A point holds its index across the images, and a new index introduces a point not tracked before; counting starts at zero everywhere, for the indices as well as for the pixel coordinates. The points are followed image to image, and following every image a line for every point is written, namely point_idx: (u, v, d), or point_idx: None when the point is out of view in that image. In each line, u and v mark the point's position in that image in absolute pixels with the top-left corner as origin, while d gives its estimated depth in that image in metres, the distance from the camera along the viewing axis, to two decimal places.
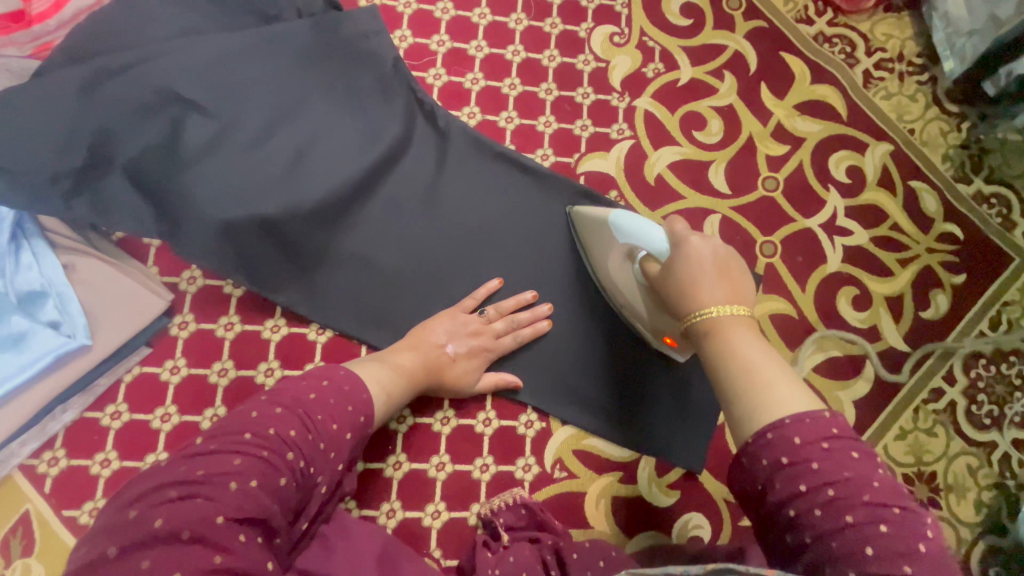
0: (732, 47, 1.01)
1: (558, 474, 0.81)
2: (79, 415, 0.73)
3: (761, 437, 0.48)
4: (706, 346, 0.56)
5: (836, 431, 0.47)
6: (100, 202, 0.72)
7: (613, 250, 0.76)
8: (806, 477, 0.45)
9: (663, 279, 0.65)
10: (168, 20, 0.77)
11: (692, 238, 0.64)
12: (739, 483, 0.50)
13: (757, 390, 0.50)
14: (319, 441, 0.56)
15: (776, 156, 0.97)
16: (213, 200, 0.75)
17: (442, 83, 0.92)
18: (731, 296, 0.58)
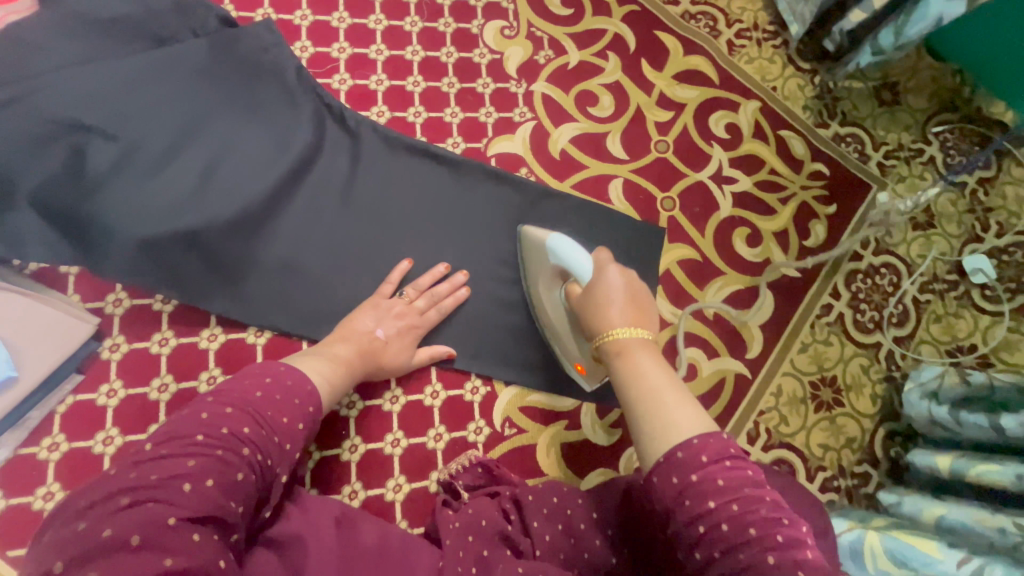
0: (612, 30, 1.12)
1: (508, 431, 0.86)
2: (13, 452, 0.71)
3: (670, 455, 0.52)
4: (622, 374, 0.62)
5: (735, 450, 0.52)
6: (6, 235, 0.71)
7: (543, 275, 0.84)
8: (712, 495, 0.49)
9: (583, 304, 0.73)
10: (59, 50, 0.75)
11: (610, 267, 0.74)
12: (654, 503, 0.53)
13: (658, 411, 0.56)
14: (274, 436, 0.59)
15: (663, 122, 1.08)
16: (127, 219, 0.75)
17: (348, 87, 0.96)
18: (636, 325, 0.66)
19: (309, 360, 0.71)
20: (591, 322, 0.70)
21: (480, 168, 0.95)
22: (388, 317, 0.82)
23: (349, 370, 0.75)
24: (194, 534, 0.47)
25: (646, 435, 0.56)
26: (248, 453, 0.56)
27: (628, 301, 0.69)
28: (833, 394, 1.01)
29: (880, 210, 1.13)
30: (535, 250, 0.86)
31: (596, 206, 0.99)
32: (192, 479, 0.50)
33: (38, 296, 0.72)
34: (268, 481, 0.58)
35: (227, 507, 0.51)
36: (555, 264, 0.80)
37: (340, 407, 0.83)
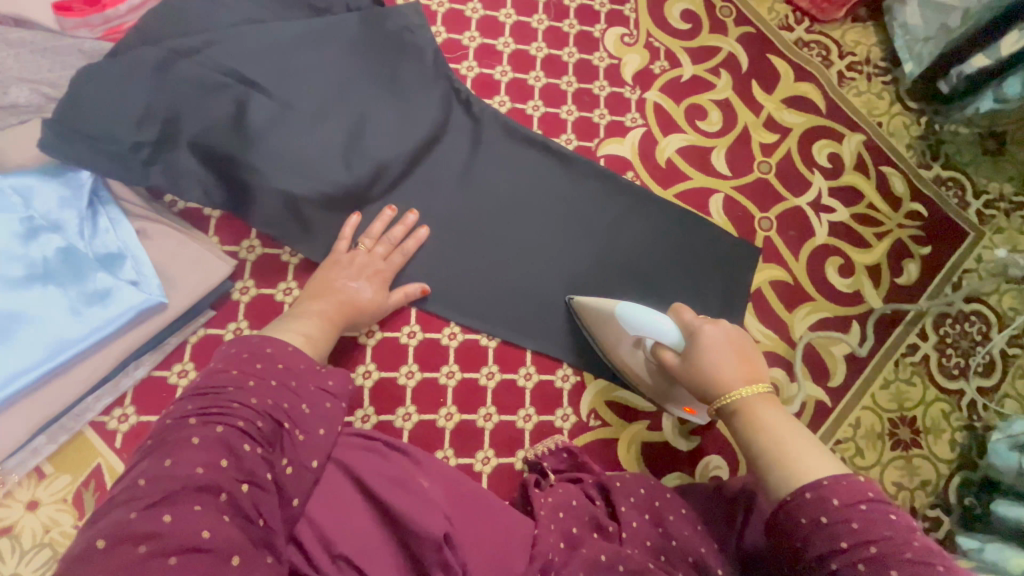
0: (726, 49, 1.14)
1: (593, 422, 0.89)
2: (149, 372, 0.76)
3: (796, 499, 0.55)
4: (747, 429, 0.63)
5: (872, 494, 0.53)
6: (173, 174, 0.76)
7: (618, 340, 0.81)
8: (846, 536, 0.50)
9: (683, 371, 0.70)
10: (234, 11, 0.81)
11: (705, 327, 0.70)
12: (780, 539, 0.56)
13: (786, 461, 0.58)
14: (231, 386, 0.55)
15: (768, 143, 1.09)
16: (275, 172, 0.80)
17: (474, 74, 1.00)
18: (749, 377, 0.66)
19: (286, 326, 0.72)
20: (705, 388, 0.67)
21: (591, 166, 0.98)
22: (362, 271, 0.83)
23: (329, 325, 0.76)
24: (161, 515, 0.44)
25: (777, 484, 0.57)
26: (206, 421, 0.51)
27: (738, 355, 0.67)
28: (912, 435, 1.00)
29: (976, 258, 1.12)
30: (602, 317, 0.83)
31: (697, 217, 1.00)
32: (156, 468, 0.47)
33: (187, 234, 0.78)
34: (255, 426, 0.53)
35: (201, 474, 0.47)
36: (633, 333, 0.77)
37: (439, 376, 0.86)
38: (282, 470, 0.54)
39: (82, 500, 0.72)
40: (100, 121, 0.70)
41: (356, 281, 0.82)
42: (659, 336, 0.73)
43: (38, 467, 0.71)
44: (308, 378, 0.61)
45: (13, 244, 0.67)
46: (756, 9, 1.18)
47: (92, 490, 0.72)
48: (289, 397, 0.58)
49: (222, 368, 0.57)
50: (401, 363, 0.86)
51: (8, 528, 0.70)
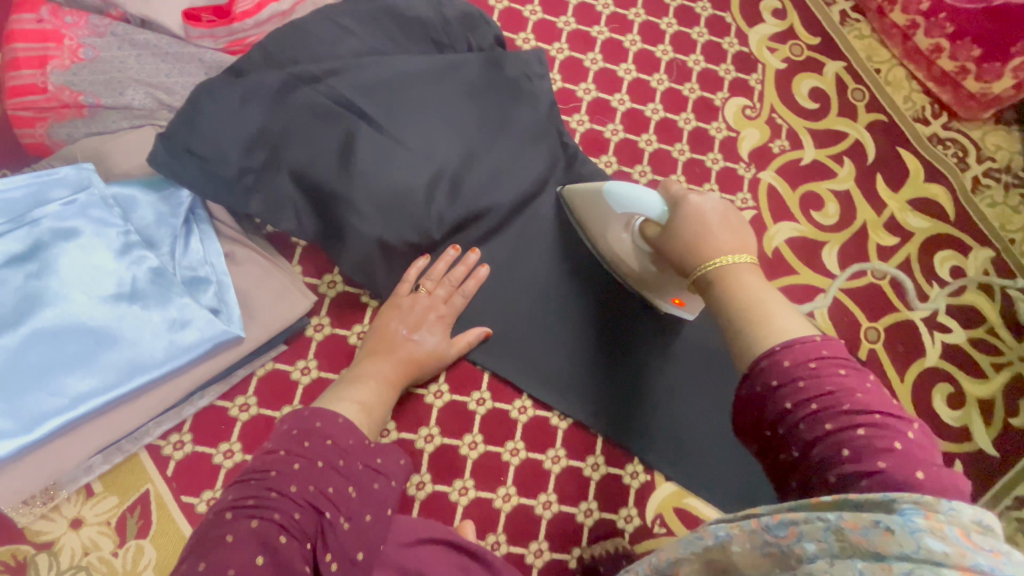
0: (854, 136, 1.05)
1: (657, 529, 0.80)
2: (212, 401, 0.73)
3: (760, 364, 0.50)
4: (716, 288, 0.58)
5: (827, 352, 0.48)
6: (271, 201, 0.73)
7: (606, 223, 0.77)
8: (792, 394, 0.47)
9: (664, 243, 0.66)
10: (360, 40, 0.79)
11: (690, 196, 0.65)
12: (741, 413, 0.53)
13: (755, 321, 0.52)
14: (274, 469, 0.53)
15: (886, 246, 1.00)
16: (371, 210, 0.75)
17: (584, 128, 0.95)
18: (735, 248, 0.60)
19: (343, 392, 0.69)
20: (685, 253, 0.62)
21: None
22: (420, 323, 0.78)
23: (389, 388, 0.72)
24: None
25: (744, 346, 0.52)
26: (243, 511, 0.50)
27: (720, 227, 0.62)
28: None
29: None
30: (589, 199, 0.78)
31: None
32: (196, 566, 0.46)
33: (274, 264, 0.74)
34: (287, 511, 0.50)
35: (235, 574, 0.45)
36: (619, 211, 0.72)
37: (502, 452, 0.80)
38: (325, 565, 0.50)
39: (124, 525, 0.69)
40: (213, 139, 0.69)
41: (413, 333, 0.77)
42: (645, 211, 0.69)
43: (89, 484, 0.69)
44: (358, 455, 0.57)
45: (107, 258, 0.64)
46: (892, 97, 1.09)
47: (136, 517, 0.69)
48: (335, 478, 0.54)
49: (271, 451, 0.55)
50: (466, 431, 0.80)
51: (49, 543, 0.67)
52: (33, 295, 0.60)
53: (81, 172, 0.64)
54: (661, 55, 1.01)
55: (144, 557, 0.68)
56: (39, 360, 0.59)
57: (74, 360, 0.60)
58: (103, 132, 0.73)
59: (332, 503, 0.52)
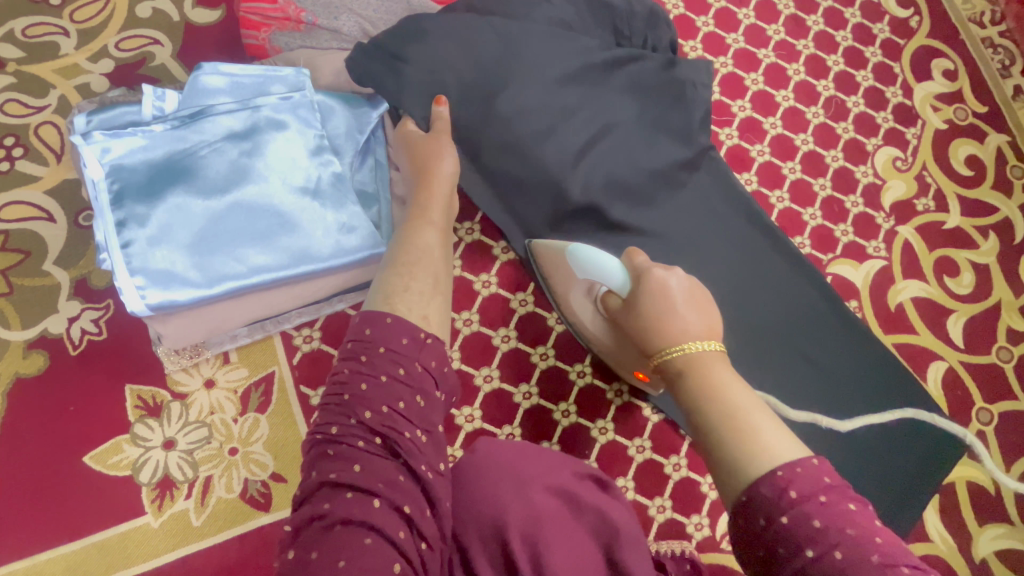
0: (1005, 212, 1.01)
1: (725, 545, 0.80)
2: (346, 308, 0.78)
3: (757, 495, 0.44)
4: (690, 383, 0.53)
5: (828, 480, 0.43)
6: None
7: (571, 285, 0.75)
8: (813, 541, 0.40)
9: (628, 315, 0.63)
10: (554, 11, 0.83)
11: (652, 268, 0.64)
12: (745, 549, 0.44)
13: (743, 435, 0.47)
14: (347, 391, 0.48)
15: (1018, 331, 0.95)
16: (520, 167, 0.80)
17: (731, 143, 0.96)
18: (705, 328, 0.57)
19: (401, 277, 0.59)
20: (653, 341, 0.59)
21: (818, 282, 0.91)
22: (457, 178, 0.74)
23: (441, 231, 0.68)
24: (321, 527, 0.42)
25: (731, 475, 0.46)
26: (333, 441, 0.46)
27: (691, 306, 0.59)
28: None
29: None
30: (555, 257, 0.76)
31: (911, 379, 0.89)
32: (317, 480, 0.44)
33: None
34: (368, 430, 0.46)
35: (345, 487, 0.43)
36: (581, 276, 0.70)
37: (592, 427, 0.81)
38: (424, 475, 0.46)
39: (248, 397, 0.75)
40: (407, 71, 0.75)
41: (445, 166, 0.72)
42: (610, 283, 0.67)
43: (227, 352, 0.75)
44: (414, 353, 0.50)
45: (303, 154, 0.70)
46: None
47: (259, 393, 0.75)
48: (402, 390, 0.48)
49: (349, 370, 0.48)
50: (561, 398, 0.82)
51: (184, 394, 0.74)
52: (241, 170, 0.67)
53: (299, 76, 0.71)
54: (821, 89, 1.01)
55: (258, 430, 0.74)
56: (232, 227, 0.66)
57: (259, 236, 0.67)
58: (316, 48, 0.81)
59: (406, 422, 0.47)
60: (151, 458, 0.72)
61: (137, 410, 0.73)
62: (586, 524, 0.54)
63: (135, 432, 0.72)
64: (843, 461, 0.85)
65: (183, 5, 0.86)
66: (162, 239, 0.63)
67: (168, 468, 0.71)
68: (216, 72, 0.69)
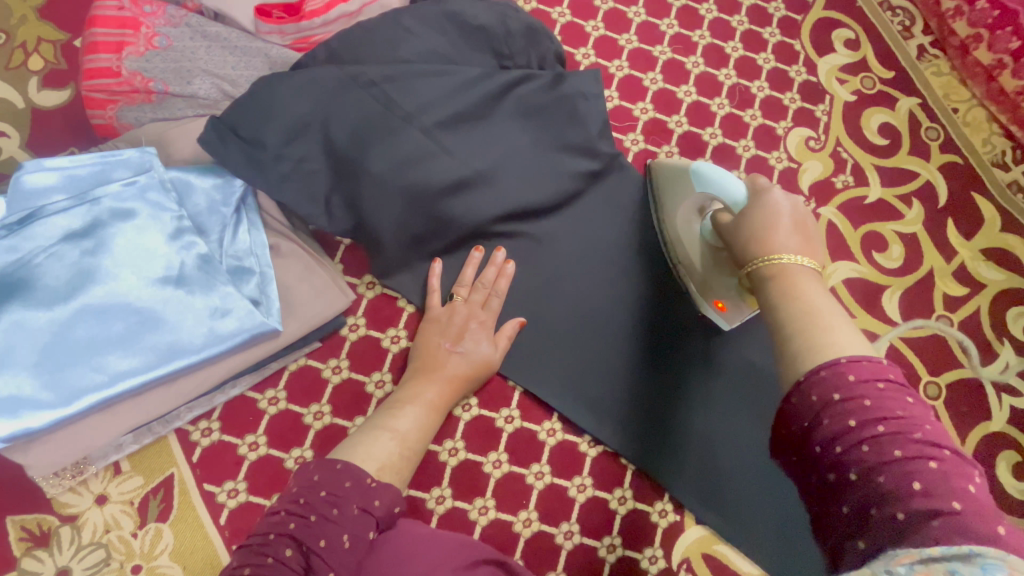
0: (925, 176, 0.99)
1: (683, 574, 0.76)
2: (243, 391, 0.73)
3: (816, 374, 0.43)
4: (769, 286, 0.51)
5: (894, 374, 0.43)
6: (308, 192, 0.73)
7: (682, 204, 0.77)
8: (856, 412, 0.41)
9: (729, 227, 0.62)
10: (422, 43, 0.78)
11: (771, 189, 0.60)
12: (784, 423, 0.46)
13: (812, 329, 0.45)
14: (273, 532, 0.47)
15: (954, 296, 0.93)
16: (401, 211, 0.76)
17: (638, 148, 0.92)
18: (803, 249, 0.52)
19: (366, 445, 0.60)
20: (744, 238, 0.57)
21: None
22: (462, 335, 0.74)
23: (430, 412, 0.68)
24: None
25: (787, 358, 0.45)
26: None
27: (790, 229, 0.54)
28: None
29: None
30: (675, 176, 0.79)
31: None
32: None
33: (317, 262, 0.74)
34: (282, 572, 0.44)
35: None
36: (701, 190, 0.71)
37: (527, 474, 0.77)
38: None
39: (146, 507, 0.69)
40: (263, 129, 0.70)
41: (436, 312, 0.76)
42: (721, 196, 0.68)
43: (117, 462, 0.69)
44: (354, 497, 0.50)
45: (159, 241, 0.65)
46: (970, 139, 1.02)
47: (158, 500, 0.69)
48: (330, 530, 0.47)
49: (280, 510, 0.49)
50: (492, 448, 0.77)
51: (73, 516, 0.67)
52: (87, 271, 0.61)
53: (143, 155, 0.66)
54: (723, 79, 0.98)
55: (162, 541, 0.68)
56: (84, 335, 0.60)
57: (117, 339, 0.61)
58: (170, 119, 0.75)
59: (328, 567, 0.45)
60: None
61: (22, 542, 0.66)
62: None
63: (22, 567, 0.66)
64: None
65: (27, 90, 0.80)
66: (2, 363, 0.57)
67: None
68: (42, 168, 0.62)
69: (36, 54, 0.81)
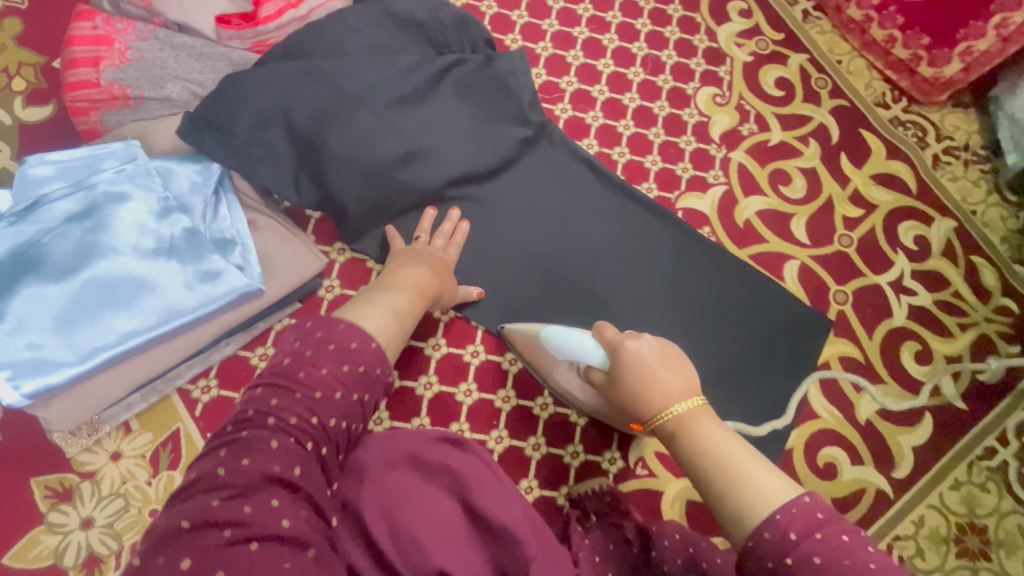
0: (818, 119, 1.14)
1: (640, 471, 0.87)
2: (235, 350, 0.82)
3: (762, 538, 0.49)
4: (679, 442, 0.60)
5: (823, 515, 0.48)
6: (276, 171, 0.83)
7: (555, 368, 0.81)
8: (812, 574, 0.44)
9: (609, 388, 0.69)
10: (366, 37, 0.90)
11: (626, 340, 0.68)
12: (746, 569, 0.50)
13: (737, 484, 0.53)
14: (256, 409, 0.49)
15: (852, 217, 1.08)
16: (360, 182, 0.86)
17: (567, 116, 1.05)
18: (684, 389, 0.63)
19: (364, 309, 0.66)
20: (641, 411, 0.64)
21: (670, 218, 1.01)
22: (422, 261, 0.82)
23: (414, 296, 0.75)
24: (280, 520, 0.43)
25: (728, 514, 0.52)
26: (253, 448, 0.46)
27: (667, 371, 0.64)
28: (980, 544, 0.93)
29: None
30: (533, 342, 0.82)
31: (768, 281, 1.00)
32: (245, 463, 0.45)
33: (291, 233, 0.85)
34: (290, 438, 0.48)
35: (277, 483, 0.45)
36: (561, 357, 0.76)
37: (495, 399, 0.89)
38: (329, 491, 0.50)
39: (157, 458, 0.78)
40: (232, 120, 0.80)
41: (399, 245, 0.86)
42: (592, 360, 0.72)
43: (127, 422, 0.78)
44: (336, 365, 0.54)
45: (149, 219, 0.74)
46: (854, 84, 1.19)
47: (168, 452, 0.78)
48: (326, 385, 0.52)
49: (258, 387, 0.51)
50: (462, 380, 0.90)
51: (91, 472, 0.76)
52: (89, 247, 0.71)
53: (128, 147, 0.75)
54: (637, 51, 1.12)
55: (175, 486, 0.77)
56: (90, 302, 0.69)
57: (119, 303, 0.70)
58: (148, 119, 0.85)
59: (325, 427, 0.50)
60: (72, 541, 0.73)
61: (47, 499, 0.74)
62: (445, 484, 0.62)
63: (49, 520, 0.73)
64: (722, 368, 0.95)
65: (12, 108, 0.89)
66: (22, 329, 0.67)
67: (91, 546, 0.73)
68: (44, 162, 0.73)
69: (18, 76, 0.90)
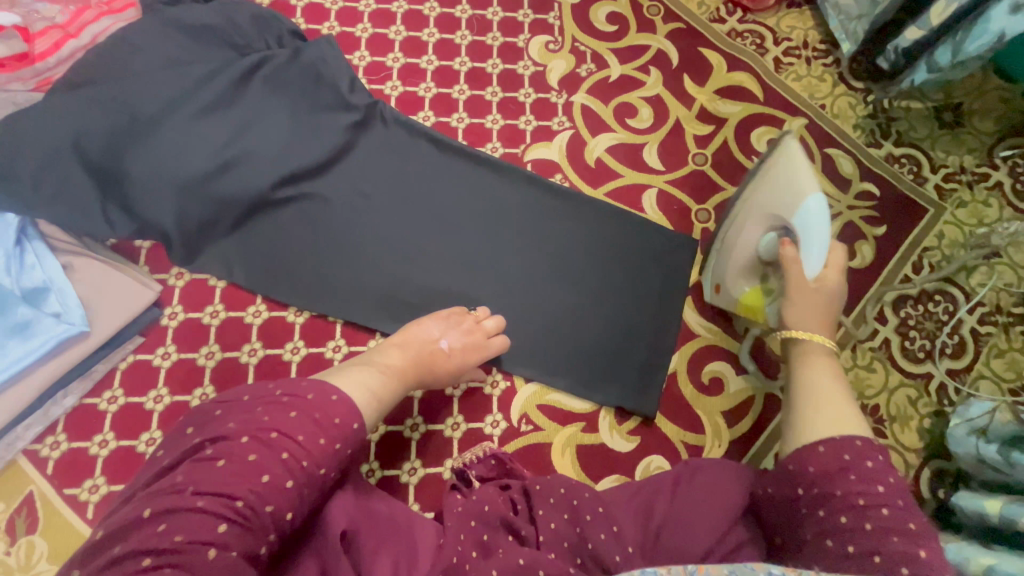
0: (655, 46, 1.14)
1: (525, 427, 0.88)
2: (79, 400, 0.80)
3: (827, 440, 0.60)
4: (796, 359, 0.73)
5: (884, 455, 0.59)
6: (76, 205, 0.80)
7: (760, 206, 0.80)
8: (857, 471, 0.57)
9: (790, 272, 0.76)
10: (154, 52, 0.87)
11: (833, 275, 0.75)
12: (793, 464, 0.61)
13: (824, 404, 0.65)
14: (239, 496, 0.50)
15: (702, 135, 1.08)
16: (173, 201, 0.85)
17: (398, 93, 1.03)
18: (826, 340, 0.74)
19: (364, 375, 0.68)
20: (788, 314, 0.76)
21: (519, 172, 0.99)
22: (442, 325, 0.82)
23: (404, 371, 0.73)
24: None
25: (804, 417, 0.65)
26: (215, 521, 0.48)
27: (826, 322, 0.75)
28: (873, 424, 0.96)
29: (936, 235, 1.07)
30: (785, 185, 0.76)
31: (629, 214, 0.99)
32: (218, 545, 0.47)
33: (115, 267, 0.82)
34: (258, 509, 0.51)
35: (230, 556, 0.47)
36: (791, 215, 0.75)
37: None
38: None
39: (14, 527, 0.75)
40: (16, 161, 0.77)
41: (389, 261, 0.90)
42: (805, 252, 0.74)
43: None
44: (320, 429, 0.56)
45: None
46: (687, 5, 1.18)
47: (23, 517, 0.75)
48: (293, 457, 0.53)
49: (211, 460, 0.52)
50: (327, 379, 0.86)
51: None
52: None
53: None
54: (460, 14, 1.10)
55: (36, 550, 0.74)
56: None
57: None
58: None
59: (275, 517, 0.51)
60: None
61: None
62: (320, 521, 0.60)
63: None
64: (599, 310, 0.93)
65: None
66: None
67: None
68: None
69: None
